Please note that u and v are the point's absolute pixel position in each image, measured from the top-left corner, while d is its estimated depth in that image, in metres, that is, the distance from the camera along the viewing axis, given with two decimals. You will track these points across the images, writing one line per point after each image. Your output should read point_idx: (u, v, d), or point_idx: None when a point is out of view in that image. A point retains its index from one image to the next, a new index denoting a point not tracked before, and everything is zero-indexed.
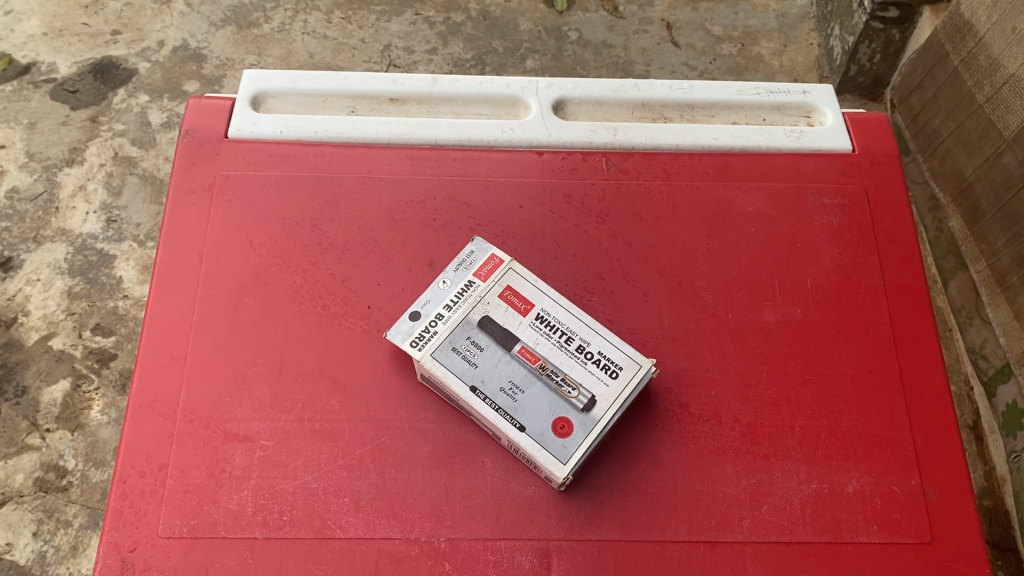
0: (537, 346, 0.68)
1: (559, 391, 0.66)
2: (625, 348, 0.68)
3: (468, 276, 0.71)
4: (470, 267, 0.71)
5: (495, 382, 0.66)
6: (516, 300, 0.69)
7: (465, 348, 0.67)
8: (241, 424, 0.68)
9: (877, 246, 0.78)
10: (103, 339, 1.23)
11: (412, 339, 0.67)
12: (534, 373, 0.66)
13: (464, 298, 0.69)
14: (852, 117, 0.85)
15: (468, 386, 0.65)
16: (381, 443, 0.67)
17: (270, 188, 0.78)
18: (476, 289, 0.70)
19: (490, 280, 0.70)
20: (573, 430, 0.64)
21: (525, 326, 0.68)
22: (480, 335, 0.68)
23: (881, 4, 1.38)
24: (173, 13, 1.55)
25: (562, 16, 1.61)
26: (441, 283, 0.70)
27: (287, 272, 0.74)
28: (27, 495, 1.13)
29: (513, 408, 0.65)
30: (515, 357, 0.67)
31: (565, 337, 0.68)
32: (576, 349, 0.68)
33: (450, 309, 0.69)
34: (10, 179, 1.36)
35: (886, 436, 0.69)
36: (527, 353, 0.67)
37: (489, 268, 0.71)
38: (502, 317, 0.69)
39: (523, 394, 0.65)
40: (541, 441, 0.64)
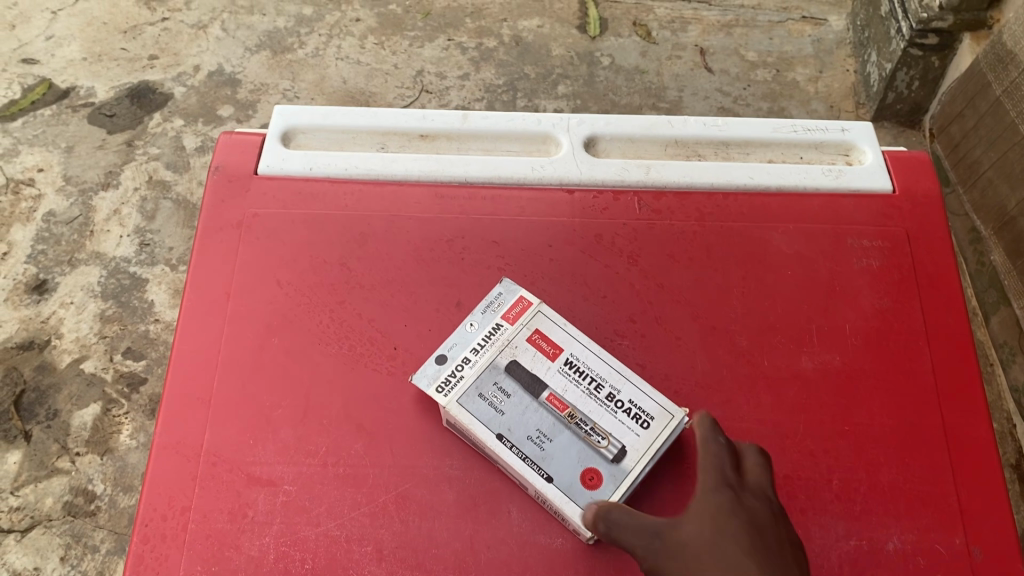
0: (566, 393, 0.66)
1: (589, 440, 0.64)
2: (657, 396, 0.66)
3: (495, 319, 0.69)
4: (499, 309, 0.70)
5: (523, 431, 0.64)
6: (545, 344, 0.68)
7: (492, 395, 0.65)
8: (265, 468, 0.67)
9: (919, 291, 0.75)
10: (133, 363, 1.24)
11: (438, 384, 0.66)
12: (562, 422, 0.65)
13: (491, 341, 0.68)
14: (892, 156, 0.83)
15: (495, 434, 0.64)
16: (405, 490, 0.66)
17: (298, 226, 0.77)
18: (504, 332, 0.68)
19: (518, 323, 0.69)
20: (603, 481, 0.62)
21: (554, 371, 0.67)
22: (506, 381, 0.66)
23: (920, 30, 1.36)
24: (208, 38, 1.57)
25: (595, 42, 1.60)
26: (468, 325, 0.69)
27: (313, 312, 0.73)
28: (56, 519, 1.13)
29: (541, 458, 0.63)
30: (543, 405, 0.65)
31: (594, 385, 0.66)
32: (605, 396, 0.66)
33: (477, 353, 0.68)
34: (47, 202, 1.37)
35: (929, 491, 0.66)
36: (556, 401, 0.66)
37: (518, 311, 0.70)
38: (531, 361, 0.67)
39: (551, 443, 0.64)
40: (570, 493, 0.62)
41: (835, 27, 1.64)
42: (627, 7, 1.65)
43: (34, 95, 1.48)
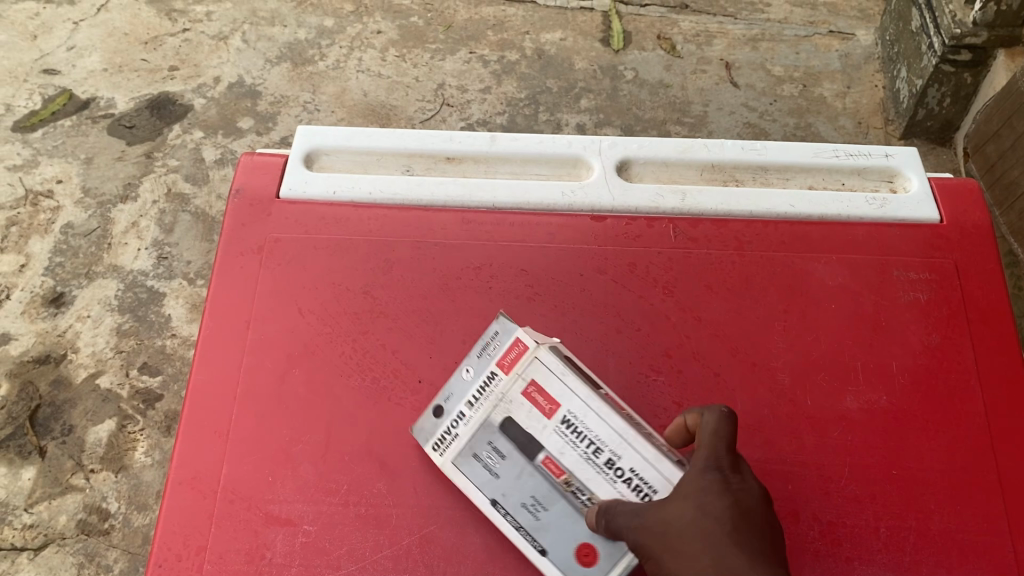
0: (562, 457, 0.60)
1: (586, 511, 0.60)
2: (663, 466, 0.57)
3: (490, 366, 0.62)
4: (494, 355, 0.63)
5: (518, 497, 0.62)
6: (540, 398, 0.61)
7: (487, 456, 0.62)
8: (284, 507, 0.64)
9: (969, 327, 0.71)
10: (149, 378, 1.21)
11: (434, 442, 0.64)
12: (558, 489, 0.61)
13: (485, 394, 0.62)
14: (939, 183, 0.79)
15: (488, 500, 0.62)
16: (430, 532, 0.63)
17: (320, 252, 0.75)
18: (497, 385, 0.62)
19: (513, 373, 0.61)
20: (598, 560, 0.58)
21: (550, 431, 0.61)
22: (500, 441, 0.62)
23: (953, 46, 1.32)
24: (229, 49, 1.55)
25: (618, 55, 1.58)
26: (465, 372, 0.64)
27: (336, 342, 0.70)
28: (69, 537, 1.10)
29: (536, 528, 0.61)
30: (538, 468, 0.61)
31: (593, 448, 0.59)
32: (606, 462, 0.59)
33: (471, 408, 0.63)
34: (65, 214, 1.36)
35: (984, 540, 0.63)
36: (552, 465, 0.61)
37: (513, 357, 0.62)
38: (526, 420, 0.61)
39: (546, 512, 0.61)
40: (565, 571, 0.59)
41: (865, 42, 1.61)
42: (652, 20, 1.62)
43: (54, 106, 1.47)
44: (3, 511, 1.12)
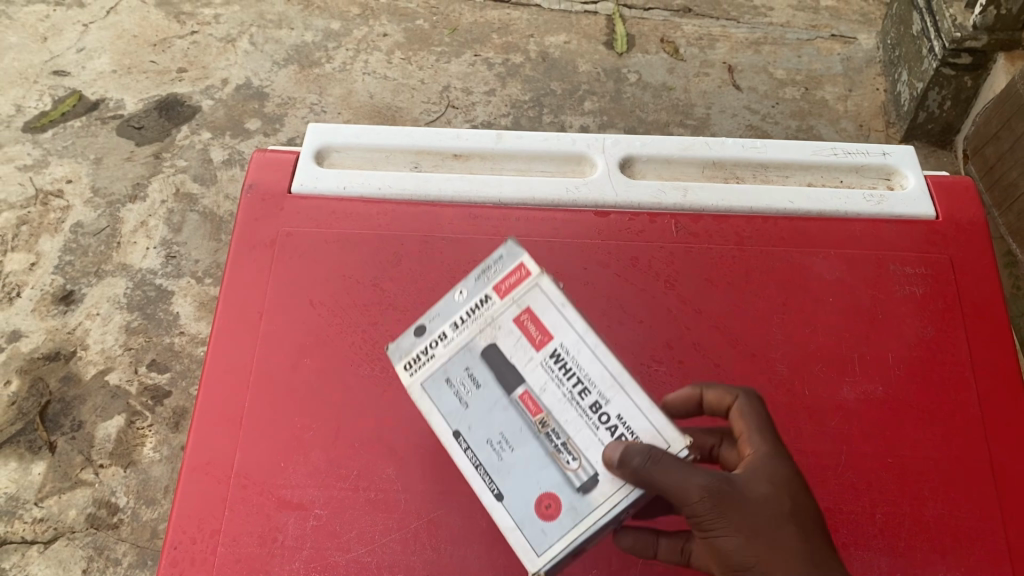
0: (543, 393, 0.56)
1: (556, 458, 0.55)
2: (655, 415, 0.53)
3: (486, 289, 0.60)
4: (493, 277, 0.60)
5: (484, 432, 0.57)
6: (532, 328, 0.58)
7: (460, 382, 0.59)
8: (295, 491, 0.66)
9: (964, 320, 0.73)
10: (158, 375, 1.23)
11: (407, 360, 0.60)
12: (531, 429, 0.56)
13: (474, 317, 0.60)
14: (935, 181, 0.81)
15: (452, 431, 0.58)
16: (437, 516, 0.65)
17: (331, 245, 0.77)
18: (490, 308, 0.60)
19: (509, 299, 0.59)
20: (561, 513, 0.53)
21: (535, 364, 0.57)
22: (477, 369, 0.58)
23: (954, 50, 1.34)
24: (236, 51, 1.57)
25: (622, 58, 1.60)
26: (457, 293, 0.61)
27: (346, 332, 0.72)
28: (78, 531, 1.12)
29: (496, 468, 0.56)
30: (513, 403, 0.57)
31: (578, 390, 0.56)
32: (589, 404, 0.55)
33: (456, 329, 0.60)
34: (75, 213, 1.38)
35: (977, 527, 0.64)
36: (528, 402, 0.57)
37: (513, 282, 0.60)
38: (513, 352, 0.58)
39: (511, 453, 0.56)
40: (522, 522, 0.54)
41: (866, 45, 1.63)
42: (654, 24, 1.64)
43: (64, 107, 1.50)
44: (13, 505, 1.14)
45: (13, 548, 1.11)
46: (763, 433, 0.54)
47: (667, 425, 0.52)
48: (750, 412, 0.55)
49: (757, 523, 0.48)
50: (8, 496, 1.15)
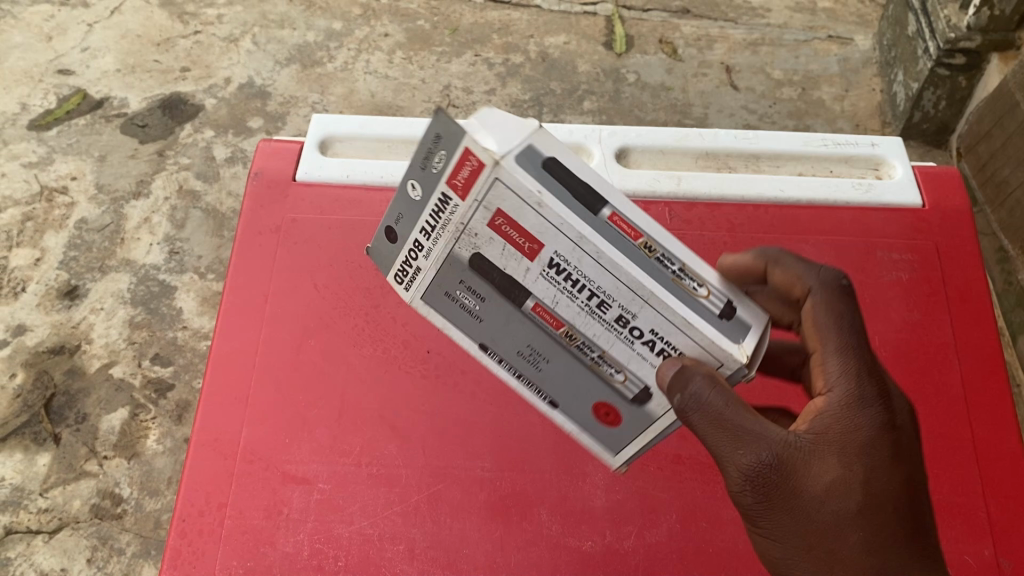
0: (556, 306, 0.51)
1: (598, 368, 0.54)
2: (694, 334, 0.48)
3: (441, 185, 0.48)
4: (442, 171, 0.47)
5: (512, 344, 0.56)
6: (514, 233, 0.48)
7: (461, 293, 0.54)
8: (299, 467, 0.68)
9: (949, 304, 0.76)
10: (161, 369, 1.25)
11: (396, 272, 0.55)
12: (559, 341, 0.54)
13: (440, 224, 0.50)
14: (921, 171, 0.83)
15: (479, 343, 0.58)
16: (437, 490, 0.67)
17: (335, 232, 0.79)
18: (454, 212, 0.48)
19: (472, 200, 0.47)
20: (621, 419, 0.57)
21: (535, 276, 0.50)
22: (474, 282, 0.53)
23: (948, 50, 1.36)
24: (239, 51, 1.59)
25: (620, 58, 1.62)
26: (411, 190, 0.50)
27: (349, 314, 0.74)
28: (83, 521, 1.14)
29: (539, 377, 0.58)
30: (527, 315, 0.53)
31: (597, 299, 0.49)
32: (616, 317, 0.50)
33: (428, 239, 0.51)
34: (79, 210, 1.40)
35: (959, 502, 0.67)
36: (545, 315, 0.52)
37: (467, 176, 0.46)
38: (505, 261, 0.50)
39: (548, 363, 0.56)
40: (587, 429, 0.60)
41: (862, 46, 1.65)
42: (653, 25, 1.67)
43: (69, 105, 1.52)
44: (18, 495, 1.16)
45: (17, 538, 1.13)
46: (842, 355, 0.53)
47: (717, 338, 0.48)
48: (827, 329, 0.54)
49: (810, 526, 0.50)
50: (13, 487, 1.16)
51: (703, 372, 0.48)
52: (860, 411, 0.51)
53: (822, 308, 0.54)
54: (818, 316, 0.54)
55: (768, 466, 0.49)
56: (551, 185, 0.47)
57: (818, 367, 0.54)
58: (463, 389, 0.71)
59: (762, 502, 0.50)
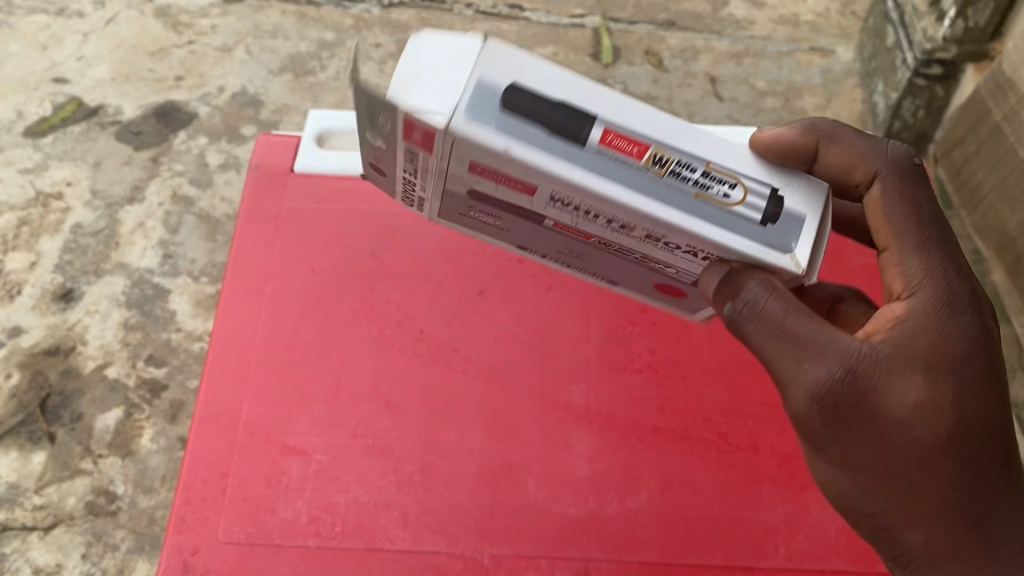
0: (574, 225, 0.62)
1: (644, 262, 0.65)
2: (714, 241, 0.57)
3: (409, 145, 0.57)
4: (408, 138, 0.57)
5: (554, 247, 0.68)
6: (510, 181, 0.58)
7: (480, 214, 0.65)
8: (298, 439, 0.72)
9: None
10: (156, 369, 1.26)
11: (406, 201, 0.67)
12: (594, 246, 0.64)
13: (429, 173, 0.60)
14: None
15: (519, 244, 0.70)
16: (430, 461, 0.72)
17: (331, 219, 0.84)
18: (433, 163, 0.58)
19: (443, 157, 0.56)
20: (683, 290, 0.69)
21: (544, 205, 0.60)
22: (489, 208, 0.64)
23: (924, 60, 1.39)
24: (233, 61, 1.63)
25: (607, 69, 1.67)
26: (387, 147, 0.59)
27: (345, 297, 0.79)
28: (78, 517, 1.14)
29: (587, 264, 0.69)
30: (555, 230, 0.63)
31: (619, 224, 0.59)
32: (646, 234, 0.59)
33: (424, 181, 0.61)
34: (75, 215, 1.42)
35: None
36: (570, 228, 0.63)
37: (430, 140, 0.56)
38: (516, 197, 0.60)
39: (588, 259, 0.68)
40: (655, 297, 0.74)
41: (843, 57, 1.69)
42: (640, 36, 1.71)
43: (64, 113, 1.54)
44: (14, 493, 1.16)
45: (13, 534, 1.13)
46: (919, 254, 0.64)
47: (762, 254, 0.57)
48: (905, 230, 0.64)
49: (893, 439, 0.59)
50: (8, 485, 1.16)
51: (756, 277, 0.58)
52: (945, 329, 0.61)
53: (891, 203, 0.65)
54: (897, 211, 0.65)
55: (844, 389, 0.58)
56: (528, 128, 0.55)
57: (897, 267, 0.64)
58: (454, 366, 0.76)
59: (844, 428, 0.59)
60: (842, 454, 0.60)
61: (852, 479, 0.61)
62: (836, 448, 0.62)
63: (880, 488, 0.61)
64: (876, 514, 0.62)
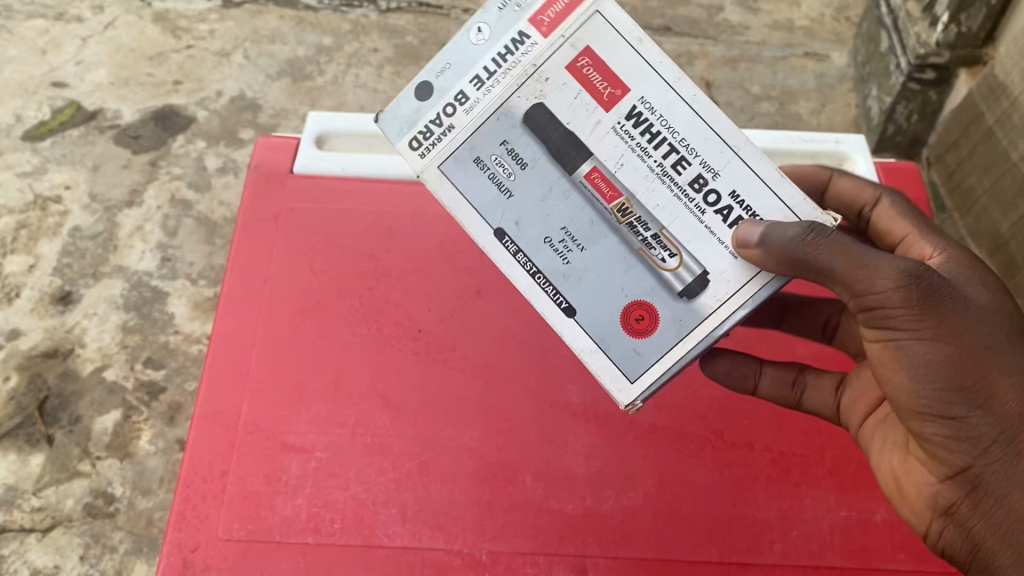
0: (613, 171, 0.63)
1: (644, 254, 0.63)
2: (769, 172, 0.60)
3: (521, 25, 0.63)
4: (525, 11, 0.63)
5: (540, 233, 0.64)
6: (593, 81, 0.63)
7: (494, 167, 0.64)
8: (298, 437, 0.73)
9: None
10: (154, 372, 1.27)
11: (414, 136, 0.64)
12: (610, 224, 0.63)
13: (506, 65, 0.63)
14: (884, 167, 0.94)
15: (494, 229, 0.64)
16: (428, 458, 0.73)
17: (330, 219, 0.85)
18: (536, 47, 0.63)
19: (551, 40, 0.63)
20: (653, 325, 0.63)
21: (606, 130, 0.62)
22: (522, 143, 0.64)
23: (918, 65, 1.39)
24: (231, 65, 1.64)
25: None
26: (481, 37, 0.63)
27: (343, 296, 0.80)
28: (76, 519, 1.15)
29: (566, 268, 0.64)
30: (578, 185, 0.63)
31: (677, 154, 0.62)
32: (693, 177, 0.62)
33: (482, 90, 0.64)
34: (73, 218, 1.42)
35: None
36: (602, 180, 0.63)
37: (552, 18, 0.63)
38: (578, 115, 0.63)
39: (574, 254, 0.64)
40: (603, 344, 0.63)
41: (839, 62, 1.71)
42: None
43: (62, 117, 1.55)
44: (13, 495, 1.17)
45: (11, 536, 1.14)
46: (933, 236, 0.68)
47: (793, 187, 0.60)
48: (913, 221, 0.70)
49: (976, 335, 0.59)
50: (7, 487, 1.17)
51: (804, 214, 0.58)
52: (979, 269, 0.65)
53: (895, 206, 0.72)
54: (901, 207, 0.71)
55: (938, 288, 0.58)
56: (626, 52, 0.62)
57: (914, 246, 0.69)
58: (451, 365, 0.77)
59: (951, 321, 0.58)
60: (947, 353, 0.58)
61: (953, 388, 0.58)
62: (924, 358, 0.58)
63: (972, 387, 0.59)
64: (971, 416, 0.59)
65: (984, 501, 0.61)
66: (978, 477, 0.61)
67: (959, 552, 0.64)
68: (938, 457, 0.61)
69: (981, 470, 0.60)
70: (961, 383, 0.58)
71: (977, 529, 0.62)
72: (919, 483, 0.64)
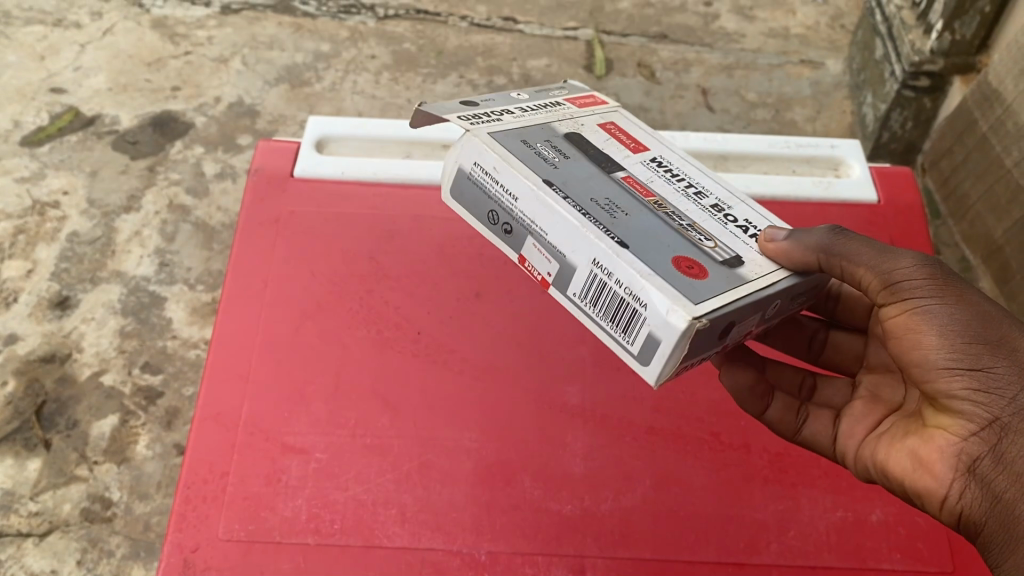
0: (647, 184, 0.65)
1: (685, 234, 0.61)
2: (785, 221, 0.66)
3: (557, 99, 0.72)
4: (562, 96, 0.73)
5: (586, 195, 0.62)
6: (620, 137, 0.70)
7: (539, 149, 0.64)
8: (298, 438, 0.74)
9: None
10: (151, 376, 1.27)
11: (462, 114, 0.65)
12: (648, 209, 0.63)
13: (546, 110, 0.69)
14: (877, 171, 0.95)
15: (543, 179, 0.61)
16: (428, 459, 0.73)
17: (330, 223, 0.86)
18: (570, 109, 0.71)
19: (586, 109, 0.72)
20: (703, 275, 0.58)
21: (636, 162, 0.68)
22: (562, 144, 0.66)
23: (913, 72, 1.40)
24: (229, 71, 1.65)
25: (601, 80, 1.68)
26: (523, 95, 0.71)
27: (343, 298, 0.81)
28: (73, 524, 1.15)
29: (614, 222, 0.60)
30: (615, 182, 0.64)
31: (696, 188, 0.67)
32: (713, 205, 0.66)
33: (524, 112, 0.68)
34: (71, 224, 1.43)
35: None
36: (636, 185, 0.65)
37: (584, 102, 0.73)
38: (611, 148, 0.68)
39: (622, 218, 0.61)
40: (659, 274, 0.57)
41: (833, 70, 1.72)
42: (632, 48, 1.74)
43: (61, 122, 1.55)
44: (9, 500, 1.16)
45: (8, 540, 1.13)
46: None
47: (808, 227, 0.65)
48: None
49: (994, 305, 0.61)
50: (4, 491, 1.17)
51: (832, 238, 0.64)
52: None
53: None
54: None
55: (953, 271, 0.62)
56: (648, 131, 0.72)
57: None
58: (451, 366, 0.78)
59: (971, 289, 0.60)
60: (968, 313, 0.59)
61: (975, 340, 0.59)
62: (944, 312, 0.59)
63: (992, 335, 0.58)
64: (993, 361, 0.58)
65: (1010, 453, 0.57)
66: (1001, 428, 0.58)
67: (979, 512, 0.59)
68: (960, 413, 0.59)
69: (1009, 421, 0.57)
70: (984, 338, 0.58)
71: (998, 480, 0.58)
72: (940, 446, 0.61)
